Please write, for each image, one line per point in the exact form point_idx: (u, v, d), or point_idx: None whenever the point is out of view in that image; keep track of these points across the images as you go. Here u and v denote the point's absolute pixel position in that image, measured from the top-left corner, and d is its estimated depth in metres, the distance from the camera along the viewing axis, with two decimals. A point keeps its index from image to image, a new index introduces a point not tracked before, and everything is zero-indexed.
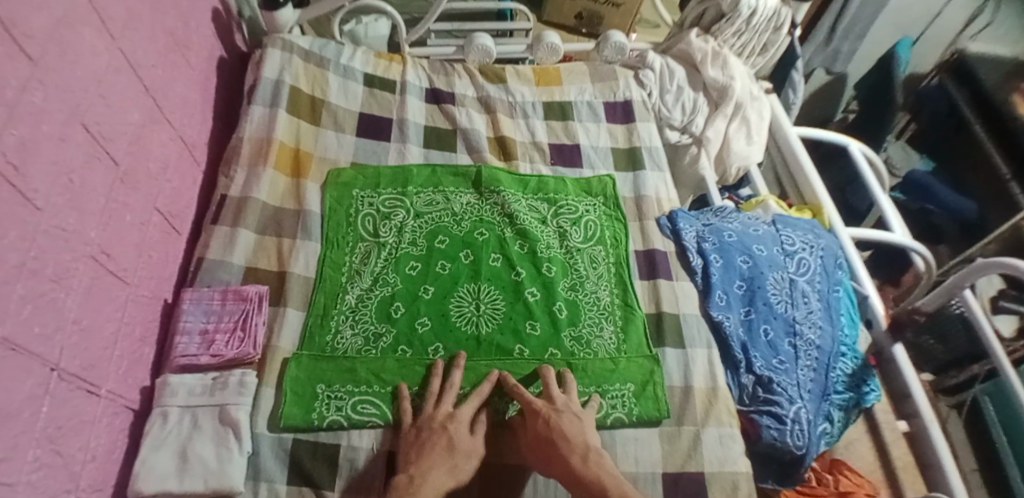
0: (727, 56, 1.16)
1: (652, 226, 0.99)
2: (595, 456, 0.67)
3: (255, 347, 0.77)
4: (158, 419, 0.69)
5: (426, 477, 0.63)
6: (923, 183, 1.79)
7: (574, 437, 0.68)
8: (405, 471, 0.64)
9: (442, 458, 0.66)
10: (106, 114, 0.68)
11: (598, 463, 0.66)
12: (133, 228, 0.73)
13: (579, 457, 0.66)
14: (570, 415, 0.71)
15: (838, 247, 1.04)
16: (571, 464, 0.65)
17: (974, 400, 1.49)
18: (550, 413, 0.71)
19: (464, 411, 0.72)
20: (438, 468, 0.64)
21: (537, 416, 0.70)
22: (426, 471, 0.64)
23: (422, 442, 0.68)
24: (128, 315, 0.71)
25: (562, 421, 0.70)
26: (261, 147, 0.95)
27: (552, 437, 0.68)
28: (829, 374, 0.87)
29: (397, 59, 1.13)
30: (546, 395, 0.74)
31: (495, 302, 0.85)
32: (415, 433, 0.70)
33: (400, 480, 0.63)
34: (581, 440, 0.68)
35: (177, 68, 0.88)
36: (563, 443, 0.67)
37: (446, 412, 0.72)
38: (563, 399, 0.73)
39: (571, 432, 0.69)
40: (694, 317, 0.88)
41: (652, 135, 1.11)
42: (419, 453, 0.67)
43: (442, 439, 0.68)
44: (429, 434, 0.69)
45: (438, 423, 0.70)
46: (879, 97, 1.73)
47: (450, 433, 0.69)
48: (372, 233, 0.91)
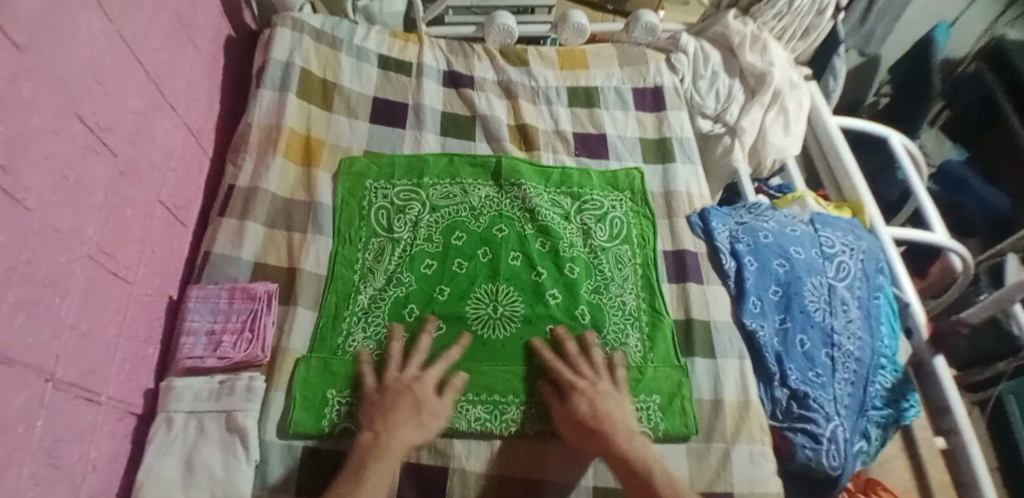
0: (767, 40, 1.08)
1: (683, 225, 0.93)
2: (638, 439, 0.67)
3: (264, 349, 0.73)
4: (163, 424, 0.66)
5: (392, 435, 0.64)
6: (957, 175, 1.69)
7: (617, 417, 0.68)
8: (371, 428, 0.65)
9: (407, 416, 0.66)
10: (105, 104, 0.64)
11: (640, 444, 0.66)
12: (135, 223, 0.69)
13: (623, 436, 0.66)
14: (612, 396, 0.71)
15: (879, 250, 0.98)
16: (616, 443, 0.66)
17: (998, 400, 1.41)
18: (592, 393, 0.70)
19: (432, 373, 0.71)
20: (403, 428, 0.65)
21: (582, 395, 0.70)
22: (390, 430, 0.65)
23: (387, 403, 0.67)
24: (131, 315, 0.68)
25: (607, 403, 0.69)
26: (270, 133, 0.90)
27: (597, 417, 0.67)
28: (867, 388, 0.82)
29: (414, 39, 1.06)
30: (592, 373, 0.73)
31: (514, 304, 0.81)
32: (381, 394, 0.69)
33: (364, 437, 0.64)
34: (625, 421, 0.68)
35: (182, 50, 0.83)
36: (607, 423, 0.67)
37: (413, 373, 0.71)
38: (603, 383, 0.72)
39: (616, 415, 0.68)
40: (725, 324, 0.83)
41: (683, 125, 1.04)
42: (386, 411, 0.67)
43: (406, 400, 0.68)
44: (394, 395, 0.68)
45: (404, 383, 0.70)
46: (915, 79, 1.62)
47: (416, 393, 0.69)
48: (386, 228, 0.87)
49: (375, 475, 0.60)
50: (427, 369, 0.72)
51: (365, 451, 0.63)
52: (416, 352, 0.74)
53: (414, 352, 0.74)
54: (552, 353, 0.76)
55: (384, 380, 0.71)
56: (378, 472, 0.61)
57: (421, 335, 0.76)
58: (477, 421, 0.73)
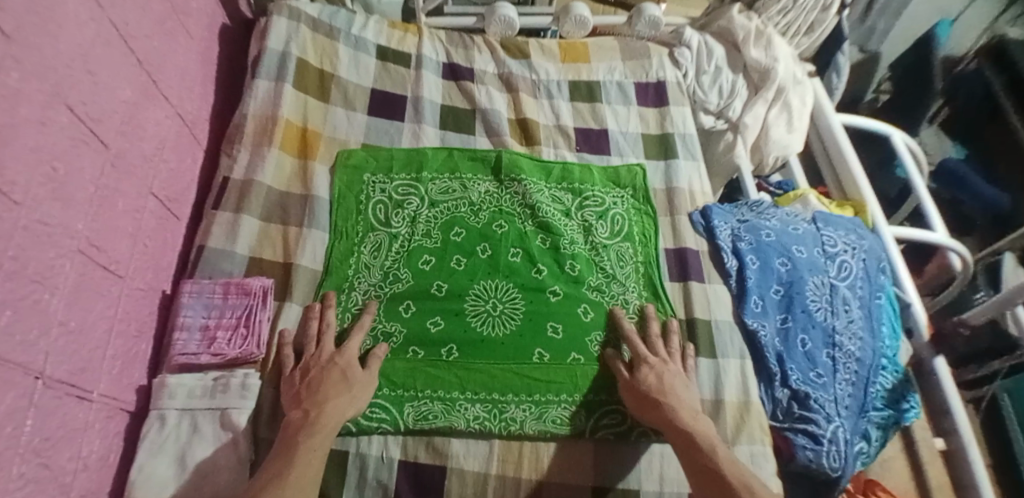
0: (772, 35, 1.06)
1: (685, 222, 0.92)
2: (700, 417, 0.69)
3: (258, 345, 0.72)
4: (156, 422, 0.65)
5: (324, 410, 0.64)
6: (956, 173, 1.68)
7: (681, 394, 0.70)
8: (300, 407, 0.65)
9: (338, 390, 0.66)
10: (95, 94, 0.62)
11: (702, 422, 0.68)
12: (127, 217, 0.68)
13: (687, 412, 0.68)
14: (681, 379, 0.73)
15: (881, 249, 0.97)
16: (679, 417, 0.68)
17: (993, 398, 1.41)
18: (661, 369, 0.72)
19: (353, 346, 0.72)
20: (332, 405, 0.65)
21: (650, 368, 0.72)
22: (322, 405, 0.64)
23: (313, 381, 0.67)
24: (123, 311, 0.66)
25: (673, 381, 0.71)
26: (265, 125, 0.88)
27: (662, 391, 0.70)
28: (867, 389, 0.82)
29: (413, 30, 1.04)
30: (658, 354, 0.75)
31: (514, 302, 0.80)
32: (303, 374, 0.68)
33: (295, 416, 0.64)
34: (690, 400, 0.71)
35: (174, 38, 0.81)
36: (672, 398, 0.69)
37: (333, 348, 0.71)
38: (672, 364, 0.74)
39: (681, 393, 0.70)
40: (727, 324, 0.82)
41: (686, 120, 1.03)
42: (313, 388, 0.66)
43: (334, 375, 0.68)
44: (319, 371, 0.68)
45: (326, 360, 0.69)
46: (916, 77, 1.61)
47: (341, 368, 0.69)
48: (384, 222, 0.85)
49: (307, 452, 0.60)
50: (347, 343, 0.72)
51: (298, 428, 0.63)
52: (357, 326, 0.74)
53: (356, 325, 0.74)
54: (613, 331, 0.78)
55: (302, 359, 0.70)
56: (311, 449, 0.61)
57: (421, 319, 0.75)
58: (476, 420, 0.72)
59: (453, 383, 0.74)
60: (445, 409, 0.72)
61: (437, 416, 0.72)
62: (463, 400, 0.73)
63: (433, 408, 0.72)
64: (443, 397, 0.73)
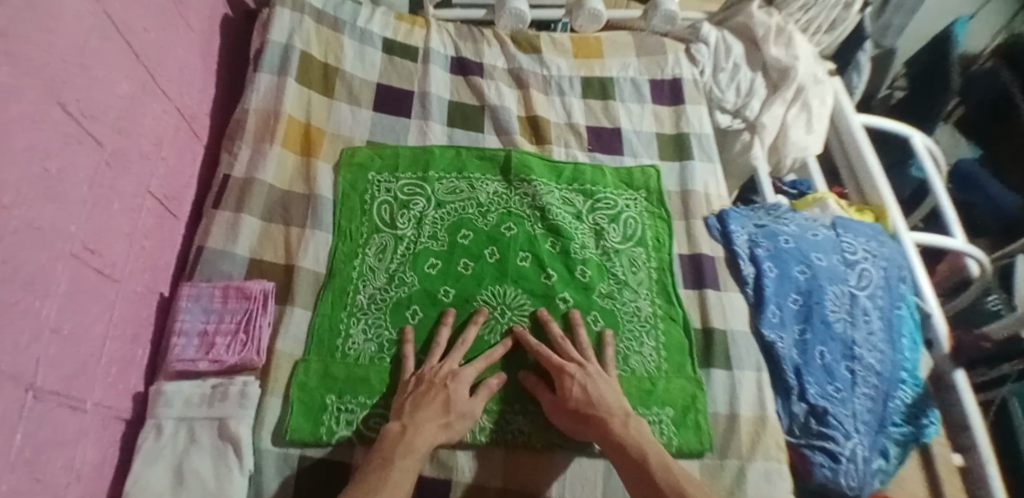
0: (793, 32, 1.02)
1: (700, 226, 0.89)
2: (633, 422, 0.65)
3: (258, 352, 0.69)
4: (152, 432, 0.63)
5: (420, 431, 0.62)
6: (970, 174, 1.58)
7: (610, 401, 0.66)
8: (399, 420, 0.63)
9: (440, 412, 0.64)
10: (90, 89, 0.59)
11: (636, 427, 0.64)
12: (123, 217, 0.65)
13: (619, 421, 0.64)
14: (604, 380, 0.69)
15: (901, 257, 0.94)
16: (613, 428, 0.63)
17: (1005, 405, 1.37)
18: (585, 377, 0.68)
19: (470, 372, 0.69)
20: (430, 424, 0.63)
21: (573, 380, 0.68)
22: (419, 425, 0.62)
23: (419, 396, 0.66)
24: (118, 315, 0.64)
25: (597, 386, 0.67)
26: (267, 121, 0.85)
27: (589, 402, 0.66)
28: (887, 404, 0.79)
29: (420, 22, 1.01)
30: (578, 357, 0.71)
31: (523, 308, 0.77)
32: (416, 383, 0.68)
33: (392, 428, 0.63)
34: (620, 404, 0.66)
35: (174, 30, 0.78)
36: (601, 408, 0.65)
37: (450, 370, 0.69)
38: (593, 366, 0.70)
39: (608, 399, 0.66)
40: (743, 334, 0.79)
41: (702, 120, 1.00)
42: (417, 405, 0.65)
43: (438, 393, 0.66)
44: (427, 387, 0.67)
45: (440, 378, 0.67)
46: (932, 75, 1.52)
47: (449, 392, 0.66)
48: (389, 223, 0.82)
49: (403, 471, 0.58)
50: (464, 368, 0.69)
51: (395, 442, 0.61)
52: (461, 345, 0.71)
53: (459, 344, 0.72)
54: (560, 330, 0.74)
55: (415, 372, 0.69)
56: (403, 467, 0.58)
57: (473, 324, 0.74)
58: (482, 431, 0.70)
59: None
60: None
61: None
62: None
63: None
64: None
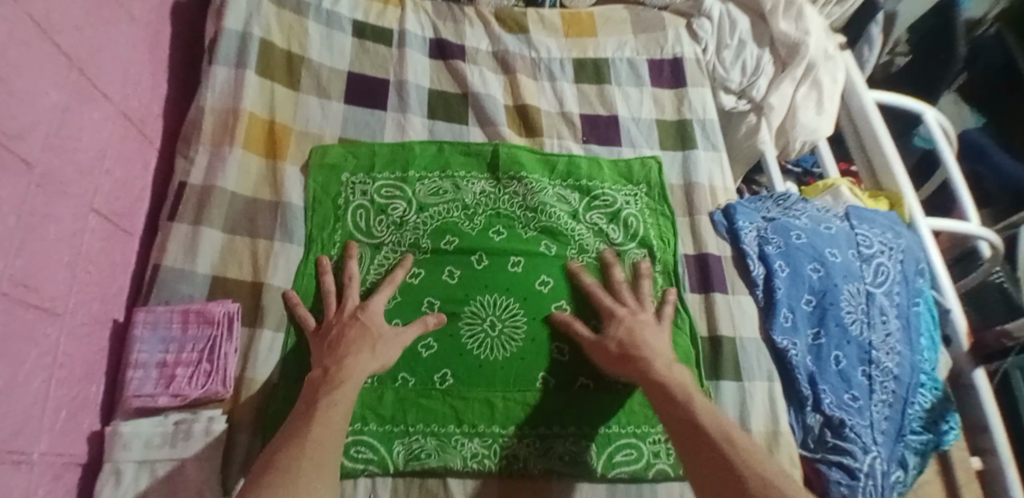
0: (803, 4, 0.94)
1: (705, 223, 0.82)
2: (678, 367, 0.62)
3: (224, 383, 0.63)
4: (111, 478, 0.57)
5: (344, 365, 0.59)
6: (975, 143, 1.50)
7: (654, 344, 0.65)
8: (321, 365, 0.60)
9: (361, 345, 0.62)
10: (14, 104, 0.51)
11: (679, 372, 0.62)
12: (63, 245, 0.57)
13: (662, 362, 0.62)
14: (653, 329, 0.67)
15: (919, 249, 0.87)
16: (655, 368, 0.61)
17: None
18: (631, 321, 0.67)
19: (378, 303, 0.67)
20: (355, 358, 0.60)
21: (619, 322, 0.67)
22: (342, 361, 0.60)
23: (334, 339, 0.63)
24: (64, 355, 0.57)
25: (643, 330, 0.66)
26: (226, 120, 0.77)
27: (635, 344, 0.64)
28: (906, 411, 0.74)
29: (394, 2, 0.91)
30: (627, 305, 0.70)
31: (515, 320, 0.71)
32: (326, 331, 0.64)
33: (315, 374, 0.59)
34: (664, 350, 0.64)
35: (113, 22, 0.68)
36: (645, 350, 0.63)
37: (358, 306, 0.67)
38: (644, 313, 0.69)
39: (654, 342, 0.65)
40: (753, 342, 0.73)
41: (706, 104, 0.92)
42: (333, 346, 0.62)
43: (354, 330, 0.63)
44: (340, 328, 0.64)
45: (349, 317, 0.65)
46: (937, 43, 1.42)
47: (363, 323, 0.64)
48: (365, 231, 0.75)
49: (330, 406, 0.55)
50: (370, 299, 0.67)
51: (319, 384, 0.58)
52: (350, 282, 0.69)
53: (348, 282, 0.69)
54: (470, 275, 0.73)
55: (324, 320, 0.66)
56: (333, 401, 0.56)
57: (348, 262, 0.71)
58: (474, 458, 0.65)
59: (448, 416, 0.66)
60: (439, 446, 0.65)
61: (431, 454, 0.64)
62: (458, 435, 0.66)
63: (426, 445, 0.65)
64: (437, 432, 0.65)
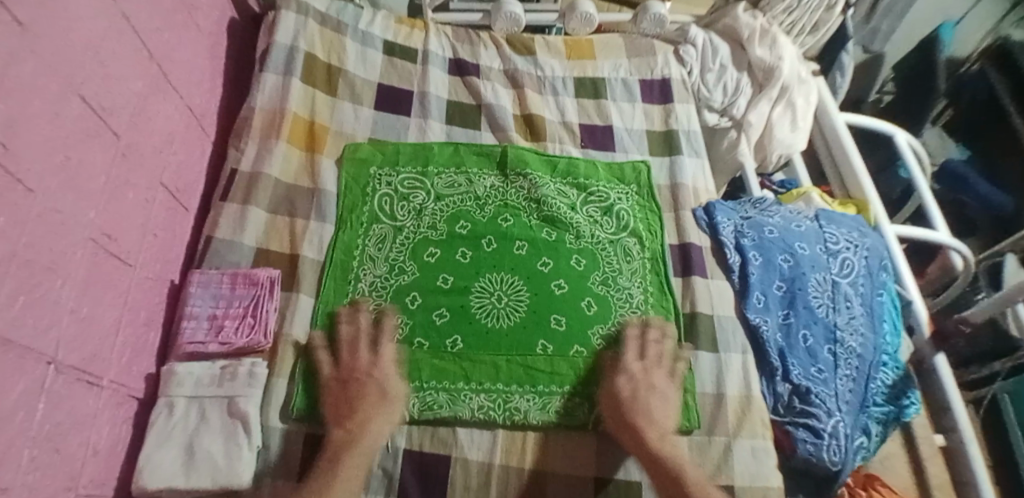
0: (776, 34, 1.07)
1: (688, 218, 0.93)
2: (671, 439, 0.68)
3: (265, 335, 0.73)
4: (164, 410, 0.66)
5: (366, 430, 0.65)
6: (958, 173, 1.60)
7: (655, 415, 0.69)
8: (341, 426, 0.66)
9: (376, 406, 0.67)
10: (107, 84, 0.62)
11: (672, 444, 0.67)
12: (137, 207, 0.68)
13: (658, 433, 0.68)
14: (659, 395, 0.72)
15: (883, 248, 0.97)
16: (648, 441, 0.67)
17: (993, 398, 1.36)
18: (640, 383, 0.72)
19: (388, 356, 0.72)
20: (375, 422, 0.66)
21: (630, 384, 0.72)
22: (363, 424, 0.66)
23: (352, 395, 0.68)
24: (132, 300, 0.67)
25: (649, 398, 0.71)
26: (273, 119, 0.89)
27: (634, 411, 0.69)
28: (869, 385, 0.82)
29: (419, 26, 1.05)
30: (642, 363, 0.74)
31: (518, 294, 0.80)
32: (342, 385, 0.69)
33: (336, 434, 0.65)
34: (661, 419, 0.69)
35: (184, 31, 0.81)
36: (643, 420, 0.68)
37: (372, 359, 0.71)
38: (659, 376, 0.73)
39: (656, 412, 0.70)
40: (729, 320, 0.82)
41: (690, 117, 1.04)
42: (351, 406, 0.67)
43: (371, 389, 0.68)
44: (357, 386, 0.69)
45: (364, 372, 0.70)
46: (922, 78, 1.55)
47: (378, 382, 0.69)
48: (389, 215, 0.86)
49: (349, 472, 0.62)
50: (383, 352, 0.72)
51: (340, 447, 0.64)
52: (363, 335, 0.73)
53: (363, 335, 0.73)
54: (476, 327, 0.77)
55: (340, 367, 0.71)
56: (353, 469, 0.62)
57: (359, 314, 0.75)
58: (480, 410, 0.72)
59: (457, 375, 0.74)
60: (450, 399, 0.73)
61: (442, 406, 0.72)
62: (467, 390, 0.73)
63: (438, 399, 0.72)
64: (448, 388, 0.73)
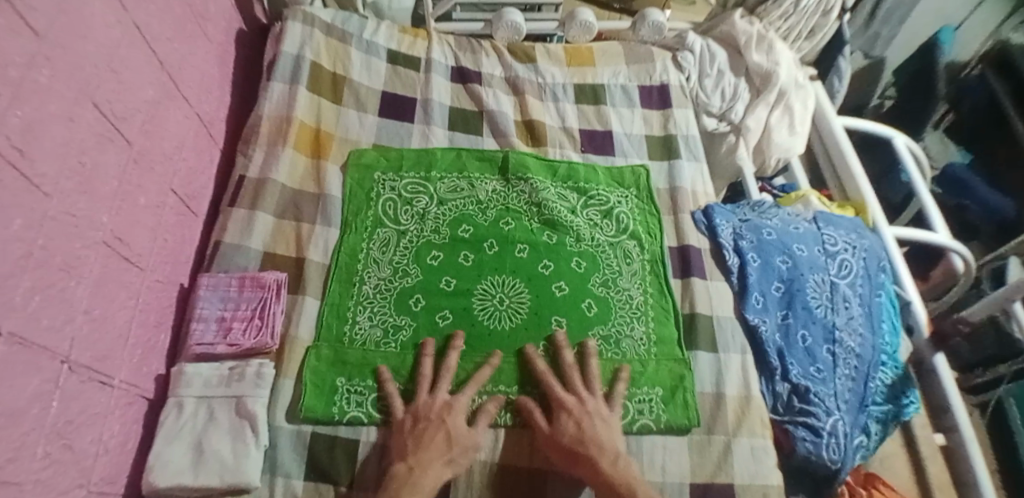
0: (773, 39, 1.08)
1: (687, 220, 0.94)
2: (624, 461, 0.67)
3: (272, 337, 0.74)
4: (173, 409, 0.68)
5: (426, 470, 0.64)
6: (958, 177, 1.61)
7: (605, 441, 0.68)
8: (404, 460, 0.64)
9: (440, 449, 0.66)
10: (120, 92, 0.65)
11: (627, 467, 0.66)
12: (148, 212, 0.70)
13: (610, 460, 0.66)
14: (601, 420, 0.70)
15: (882, 249, 0.98)
16: (603, 469, 0.65)
17: (998, 401, 1.36)
18: (579, 414, 0.70)
19: (462, 401, 0.71)
20: (436, 464, 0.64)
21: (569, 415, 0.70)
22: (424, 464, 0.64)
23: (421, 433, 0.67)
24: (143, 302, 0.69)
25: (596, 425, 0.69)
26: (281, 126, 0.91)
27: (582, 440, 0.67)
28: (868, 384, 0.83)
29: (422, 35, 1.07)
30: (574, 392, 0.72)
31: (520, 296, 0.82)
32: (414, 421, 0.69)
33: (398, 469, 0.64)
34: (611, 444, 0.68)
35: (194, 41, 0.84)
36: (593, 448, 0.67)
37: (444, 400, 0.70)
38: (594, 402, 0.71)
39: (603, 436, 0.68)
40: (728, 320, 0.84)
41: (688, 122, 1.06)
42: (419, 443, 0.66)
43: (439, 432, 0.67)
44: (426, 425, 0.68)
45: (436, 413, 0.69)
46: (920, 83, 1.57)
47: (448, 426, 0.68)
48: (392, 219, 0.88)
49: None
50: (457, 394, 0.71)
51: (399, 483, 0.62)
52: (445, 372, 0.73)
53: (442, 372, 0.73)
54: (545, 365, 0.76)
55: (416, 404, 0.70)
56: None
57: (450, 351, 0.75)
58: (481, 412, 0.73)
59: (459, 376, 0.75)
60: None
61: None
62: (468, 392, 0.74)
63: None
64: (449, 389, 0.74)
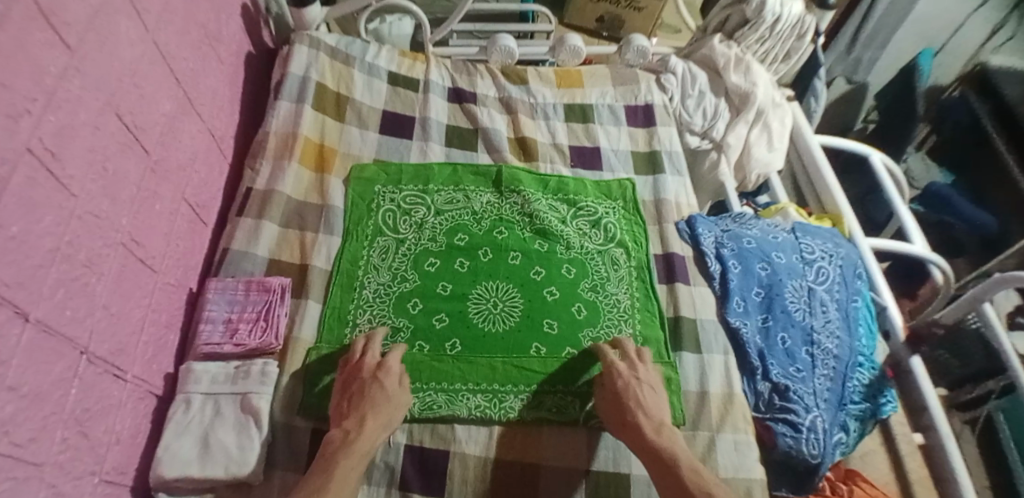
0: (750, 62, 1.15)
1: (672, 230, 0.99)
2: (666, 429, 0.70)
3: (276, 337, 0.78)
4: (182, 405, 0.71)
5: (362, 431, 0.66)
6: (942, 195, 1.67)
7: (650, 407, 0.72)
8: (341, 427, 0.67)
9: (375, 405, 0.69)
10: (140, 104, 0.70)
11: (668, 435, 0.69)
12: (162, 218, 0.74)
13: (653, 426, 0.69)
14: (649, 387, 0.74)
15: (858, 258, 1.03)
16: (644, 432, 0.69)
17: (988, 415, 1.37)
18: (631, 377, 0.75)
19: (394, 362, 0.74)
20: (370, 425, 0.67)
21: (619, 377, 0.75)
22: (360, 425, 0.67)
23: (353, 396, 0.70)
24: (156, 302, 0.72)
25: (643, 391, 0.73)
26: (286, 141, 0.97)
27: (630, 403, 0.72)
28: (845, 384, 0.87)
29: (421, 59, 1.14)
30: (624, 360, 0.78)
31: (513, 300, 0.86)
32: (345, 386, 0.72)
33: (335, 434, 0.66)
34: (657, 413, 0.72)
35: (207, 62, 0.90)
36: (639, 411, 0.71)
37: (377, 361, 0.74)
38: (644, 370, 0.76)
39: (647, 402, 0.72)
40: (711, 322, 0.88)
41: (672, 139, 1.12)
42: (354, 406, 0.69)
43: (373, 390, 0.70)
44: (358, 386, 0.71)
45: (369, 372, 0.72)
46: (902, 106, 1.62)
47: (379, 382, 0.71)
48: (391, 228, 0.92)
49: (346, 468, 0.62)
50: (389, 357, 0.74)
51: (337, 446, 0.65)
52: (370, 342, 0.76)
53: (371, 342, 0.76)
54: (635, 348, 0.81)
55: (344, 372, 0.74)
56: (349, 467, 0.63)
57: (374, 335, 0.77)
58: (478, 408, 0.77)
59: (456, 376, 0.79)
60: (448, 400, 0.77)
61: (441, 406, 0.76)
62: (465, 391, 0.78)
63: (437, 399, 0.77)
64: (446, 388, 0.77)
